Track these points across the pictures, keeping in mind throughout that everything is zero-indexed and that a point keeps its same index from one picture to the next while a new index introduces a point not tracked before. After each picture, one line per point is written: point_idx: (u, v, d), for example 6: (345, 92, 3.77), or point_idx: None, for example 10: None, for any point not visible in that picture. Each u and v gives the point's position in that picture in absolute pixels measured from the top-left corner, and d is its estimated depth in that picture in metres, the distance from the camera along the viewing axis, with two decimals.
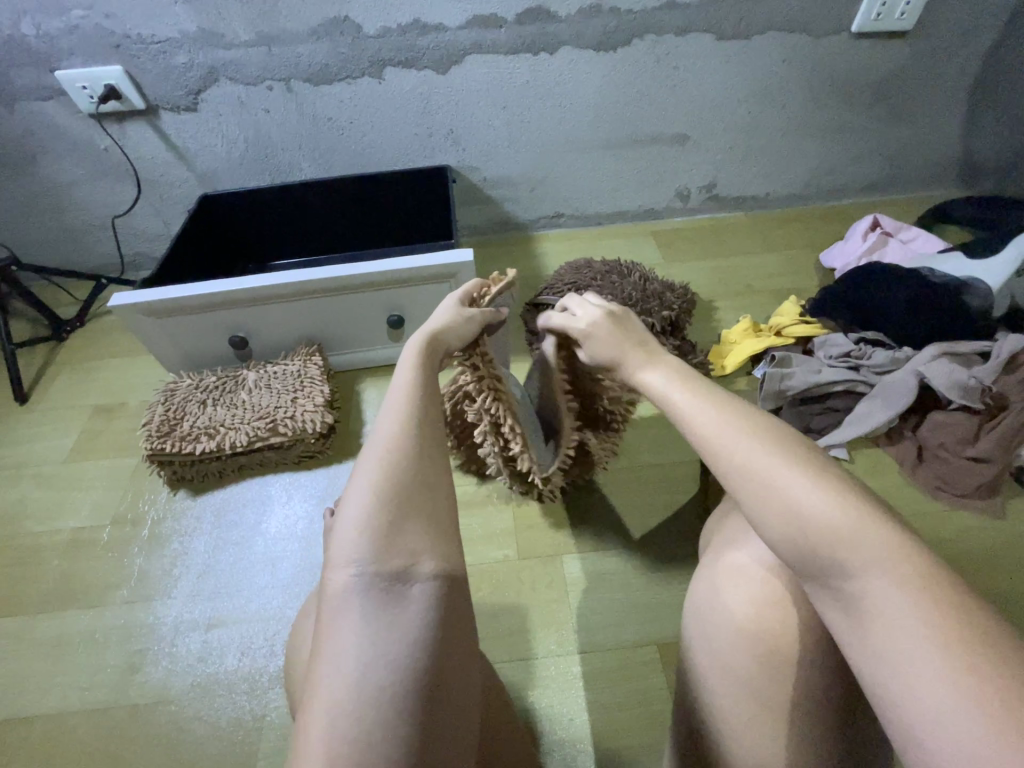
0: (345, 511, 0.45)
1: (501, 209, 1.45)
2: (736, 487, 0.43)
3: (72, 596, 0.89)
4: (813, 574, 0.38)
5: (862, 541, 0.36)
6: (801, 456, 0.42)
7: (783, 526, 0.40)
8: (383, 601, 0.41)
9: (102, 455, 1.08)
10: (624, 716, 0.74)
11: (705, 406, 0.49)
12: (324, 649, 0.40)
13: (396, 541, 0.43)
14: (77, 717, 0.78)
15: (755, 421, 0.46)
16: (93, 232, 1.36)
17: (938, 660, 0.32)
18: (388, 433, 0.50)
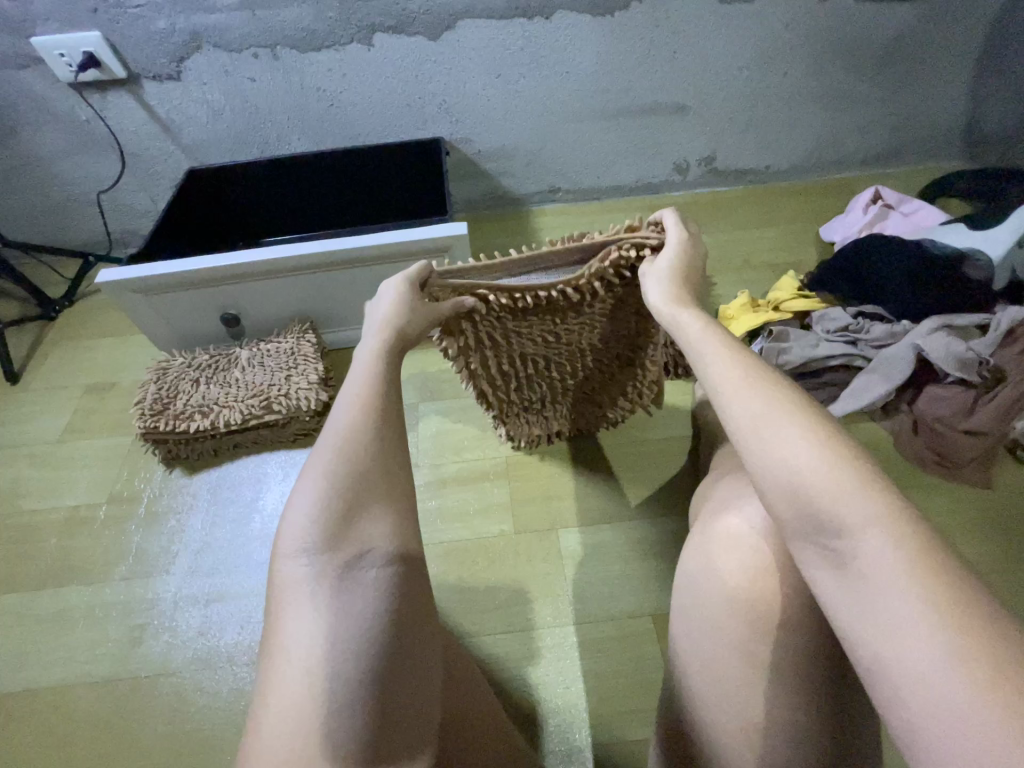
0: (296, 500, 0.44)
1: (496, 183, 1.42)
2: (741, 441, 0.44)
3: (71, 573, 0.89)
4: (812, 534, 0.39)
5: (856, 501, 0.37)
6: (805, 413, 0.43)
7: (781, 486, 0.40)
8: (335, 588, 0.41)
9: (96, 434, 1.08)
10: (620, 683, 0.76)
11: (723, 352, 0.50)
12: (277, 634, 0.40)
13: (349, 531, 0.42)
14: (79, 690, 0.79)
15: (764, 376, 0.47)
16: (79, 208, 1.33)
17: (930, 625, 0.32)
18: (344, 420, 0.48)
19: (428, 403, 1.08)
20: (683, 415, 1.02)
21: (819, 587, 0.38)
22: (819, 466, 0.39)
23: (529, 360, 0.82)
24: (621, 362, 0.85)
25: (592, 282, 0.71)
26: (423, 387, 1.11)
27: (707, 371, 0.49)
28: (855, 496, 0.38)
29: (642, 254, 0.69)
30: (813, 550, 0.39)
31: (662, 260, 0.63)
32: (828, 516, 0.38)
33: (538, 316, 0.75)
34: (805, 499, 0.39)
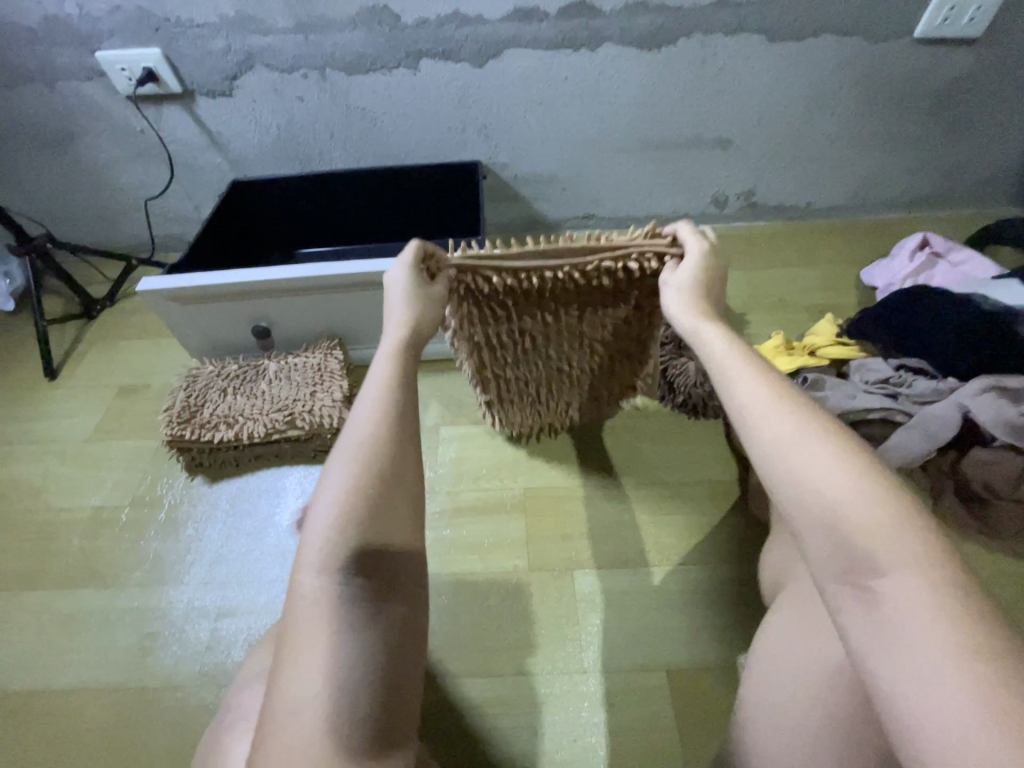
0: (314, 518, 0.44)
1: (531, 207, 1.43)
2: (766, 463, 0.44)
3: (89, 574, 0.91)
4: (844, 570, 0.39)
5: (894, 541, 0.37)
6: (839, 439, 0.43)
7: (813, 512, 0.40)
8: (348, 610, 0.42)
9: (125, 436, 1.10)
10: (630, 740, 0.73)
11: (752, 367, 0.49)
12: (289, 650, 0.41)
13: (366, 556, 0.43)
14: (87, 695, 0.79)
15: (796, 397, 0.46)
16: (126, 213, 1.37)
17: (960, 670, 0.33)
18: (360, 433, 0.47)
19: (449, 427, 1.07)
20: (710, 458, 0.99)
21: (843, 622, 0.38)
22: (856, 497, 0.39)
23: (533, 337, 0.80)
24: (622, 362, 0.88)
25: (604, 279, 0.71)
26: (444, 409, 1.10)
27: (735, 392, 0.48)
28: (891, 535, 0.38)
29: (657, 264, 0.69)
30: (838, 582, 0.39)
31: (681, 271, 0.62)
32: (863, 553, 0.38)
33: (545, 301, 0.75)
34: (838, 530, 0.39)
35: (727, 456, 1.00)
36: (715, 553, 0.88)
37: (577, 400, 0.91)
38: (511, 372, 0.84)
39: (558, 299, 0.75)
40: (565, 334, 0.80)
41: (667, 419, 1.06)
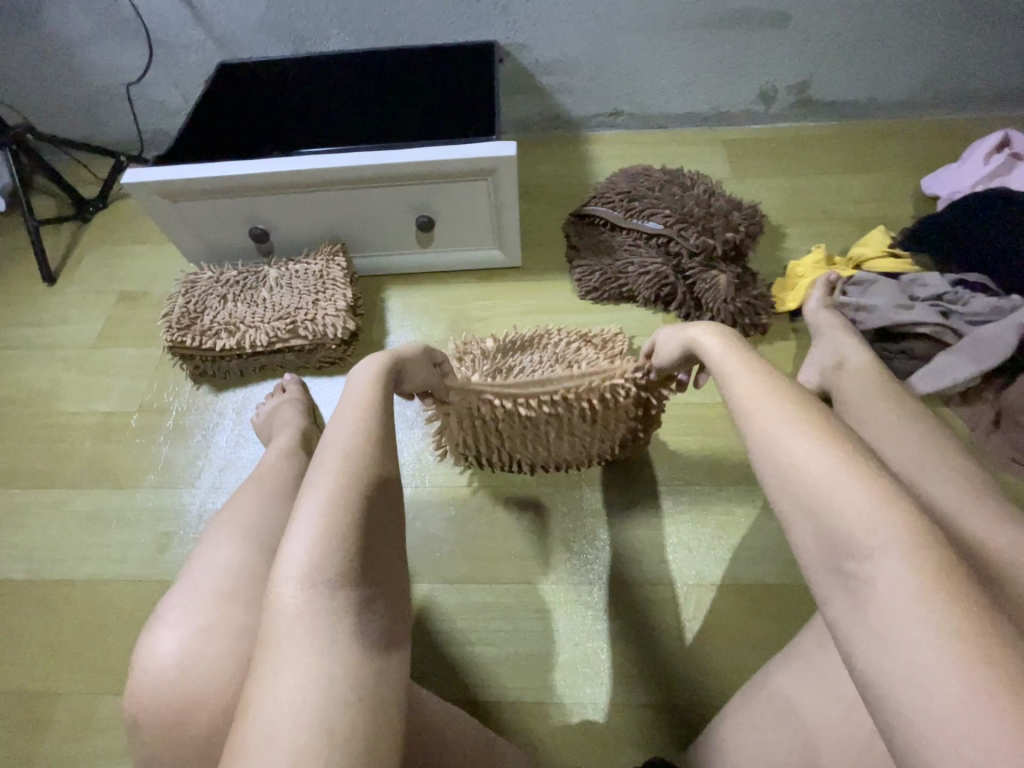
0: (294, 532, 0.44)
1: (552, 101, 1.27)
2: (759, 462, 0.43)
3: (104, 476, 0.92)
4: (830, 559, 0.37)
5: (879, 523, 0.36)
6: (828, 435, 0.41)
7: (801, 511, 0.39)
8: (330, 607, 0.41)
9: (129, 343, 1.08)
10: (632, 646, 0.74)
11: (736, 374, 0.50)
12: (267, 660, 0.40)
13: (353, 562, 0.44)
14: (111, 585, 0.82)
15: (786, 393, 0.45)
16: (108, 102, 1.26)
17: (946, 654, 0.31)
18: (346, 449, 0.49)
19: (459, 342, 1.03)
20: None
21: (830, 611, 0.36)
22: (838, 482, 0.38)
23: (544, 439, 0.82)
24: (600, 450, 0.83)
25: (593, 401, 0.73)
26: (455, 324, 1.06)
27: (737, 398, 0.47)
28: (874, 514, 0.36)
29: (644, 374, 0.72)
30: (824, 573, 0.37)
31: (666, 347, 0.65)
32: (851, 531, 0.36)
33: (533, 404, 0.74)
34: (824, 516, 0.37)
35: None
36: (731, 476, 0.86)
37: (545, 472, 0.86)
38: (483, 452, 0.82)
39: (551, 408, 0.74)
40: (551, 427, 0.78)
41: None
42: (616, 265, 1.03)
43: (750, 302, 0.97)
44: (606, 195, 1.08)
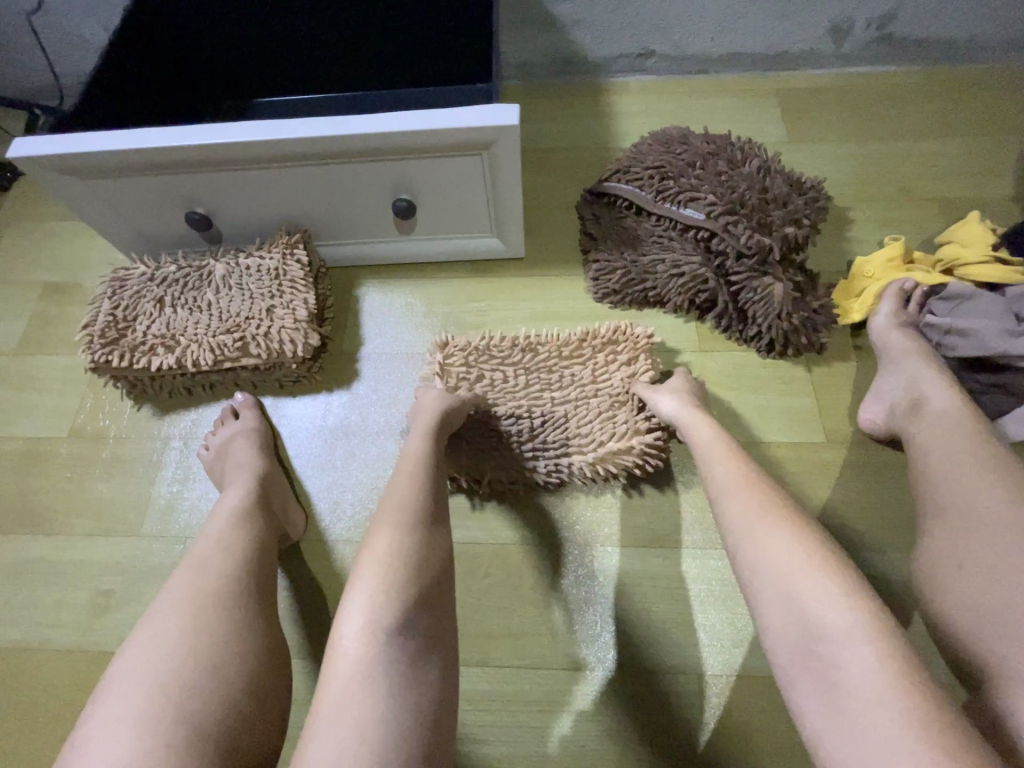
0: (355, 583, 0.46)
1: (565, 38, 1.02)
2: (733, 537, 0.47)
3: (31, 518, 0.78)
4: (800, 641, 0.40)
5: (842, 609, 0.39)
6: (795, 522, 0.46)
7: (773, 587, 0.42)
8: (388, 656, 0.43)
9: (57, 350, 0.90)
10: (650, 748, 0.63)
11: (715, 455, 0.56)
12: (324, 697, 0.42)
13: (410, 619, 0.45)
14: (41, 656, 0.70)
15: (759, 479, 0.51)
16: (11, 37, 1.01)
17: (904, 742, 0.34)
18: (402, 502, 0.52)
19: None
20: (780, 414, 0.78)
21: (794, 693, 0.39)
22: (801, 566, 0.42)
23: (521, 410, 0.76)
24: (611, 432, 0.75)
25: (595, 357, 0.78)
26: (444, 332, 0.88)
27: (715, 479, 0.53)
28: (838, 602, 0.39)
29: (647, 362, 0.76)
30: (789, 654, 0.40)
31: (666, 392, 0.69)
32: (816, 615, 0.40)
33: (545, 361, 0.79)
34: (791, 598, 0.41)
35: (804, 411, 0.77)
36: None
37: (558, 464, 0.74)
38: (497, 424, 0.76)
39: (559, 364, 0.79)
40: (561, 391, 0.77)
41: (729, 357, 0.81)
42: (641, 264, 0.83)
43: (808, 317, 0.78)
44: (631, 169, 0.86)
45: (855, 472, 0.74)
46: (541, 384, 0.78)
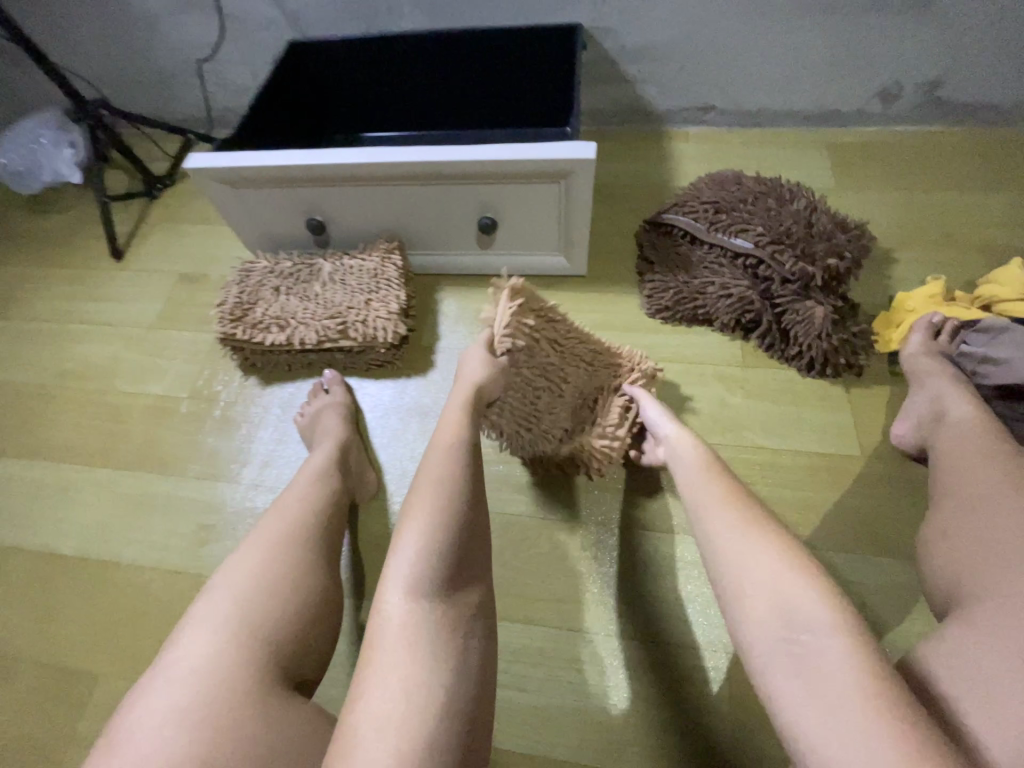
0: (400, 551, 0.48)
1: (634, 92, 1.16)
2: (707, 543, 0.49)
3: (154, 460, 0.93)
4: (778, 634, 0.41)
5: (815, 605, 0.41)
6: (767, 525, 0.48)
7: (746, 585, 0.44)
8: (433, 624, 0.46)
9: (185, 326, 1.08)
10: (678, 718, 0.67)
11: (699, 467, 0.57)
12: (373, 662, 0.43)
13: (453, 590, 0.48)
14: (151, 574, 0.83)
15: (742, 490, 0.53)
16: (181, 79, 1.25)
17: (879, 732, 0.35)
18: (445, 478, 0.54)
19: None
20: (818, 426, 0.84)
21: (771, 684, 0.40)
22: (777, 565, 0.44)
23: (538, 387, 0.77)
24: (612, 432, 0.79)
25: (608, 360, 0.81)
26: None
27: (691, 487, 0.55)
28: (813, 598, 0.41)
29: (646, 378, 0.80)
30: (773, 651, 0.40)
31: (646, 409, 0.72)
32: (800, 608, 0.41)
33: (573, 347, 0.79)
34: (779, 599, 0.42)
35: (842, 425, 0.83)
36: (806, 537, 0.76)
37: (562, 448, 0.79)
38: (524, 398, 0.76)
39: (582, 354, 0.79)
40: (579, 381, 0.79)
41: (771, 373, 0.88)
42: (693, 285, 0.93)
43: (847, 339, 0.85)
44: (689, 202, 0.97)
45: (888, 485, 0.78)
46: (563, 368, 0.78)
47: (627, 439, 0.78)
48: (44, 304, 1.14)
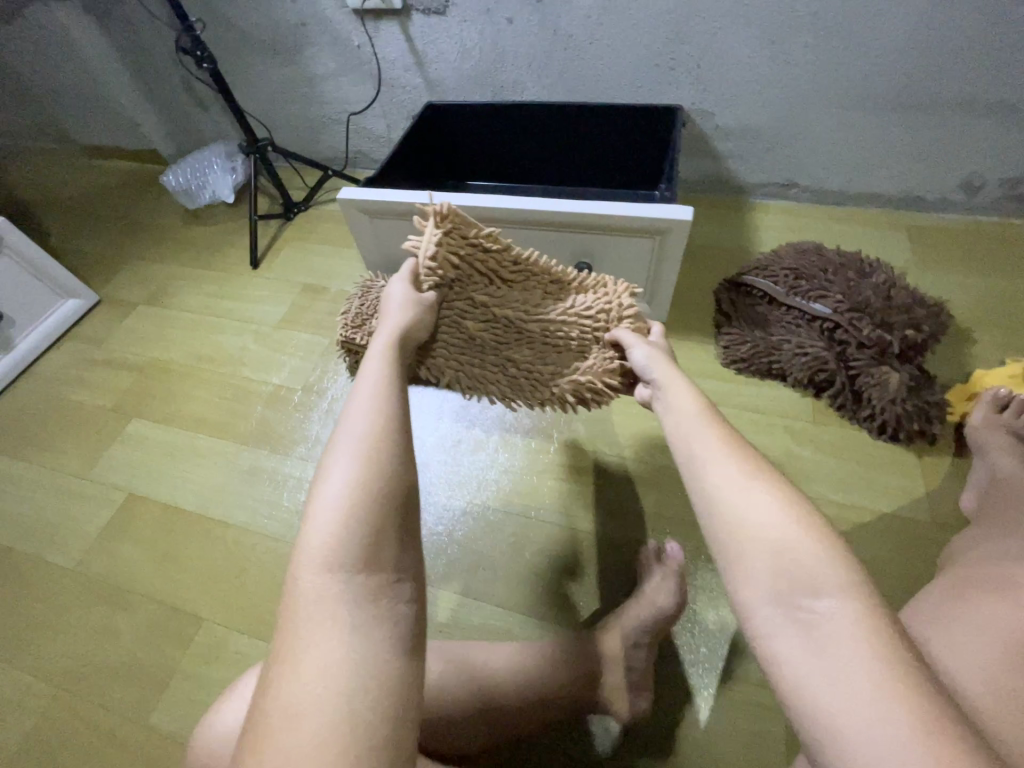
0: (313, 520, 0.47)
1: (723, 165, 1.28)
2: (709, 499, 0.45)
3: (266, 439, 1.06)
4: (782, 595, 0.38)
5: (830, 568, 0.38)
6: (774, 480, 0.44)
7: (755, 545, 0.41)
8: (350, 593, 0.43)
9: (305, 328, 1.24)
10: (730, 739, 0.73)
11: (697, 418, 0.53)
12: (289, 641, 0.41)
13: (376, 551, 0.46)
14: (256, 538, 0.94)
15: (739, 442, 0.49)
16: (329, 125, 1.49)
17: (895, 698, 0.33)
18: (365, 433, 0.52)
19: None
20: (888, 488, 0.86)
21: (777, 652, 0.37)
22: (782, 522, 0.41)
23: (499, 322, 0.82)
24: (570, 358, 0.81)
25: (561, 287, 0.84)
26: None
27: (683, 444, 0.51)
28: (822, 556, 0.39)
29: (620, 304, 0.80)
30: (774, 611, 0.38)
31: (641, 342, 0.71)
32: (808, 571, 0.38)
33: (513, 281, 0.83)
34: (783, 560, 0.39)
35: (912, 490, 0.86)
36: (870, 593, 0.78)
37: (521, 377, 0.82)
38: (469, 333, 0.81)
39: (527, 284, 0.84)
40: (527, 312, 0.82)
41: (841, 432, 0.93)
42: (769, 341, 1.00)
43: (922, 407, 0.88)
44: (770, 268, 1.06)
45: None
46: (524, 306, 0.83)
47: (606, 370, 0.77)
48: (192, 298, 1.34)
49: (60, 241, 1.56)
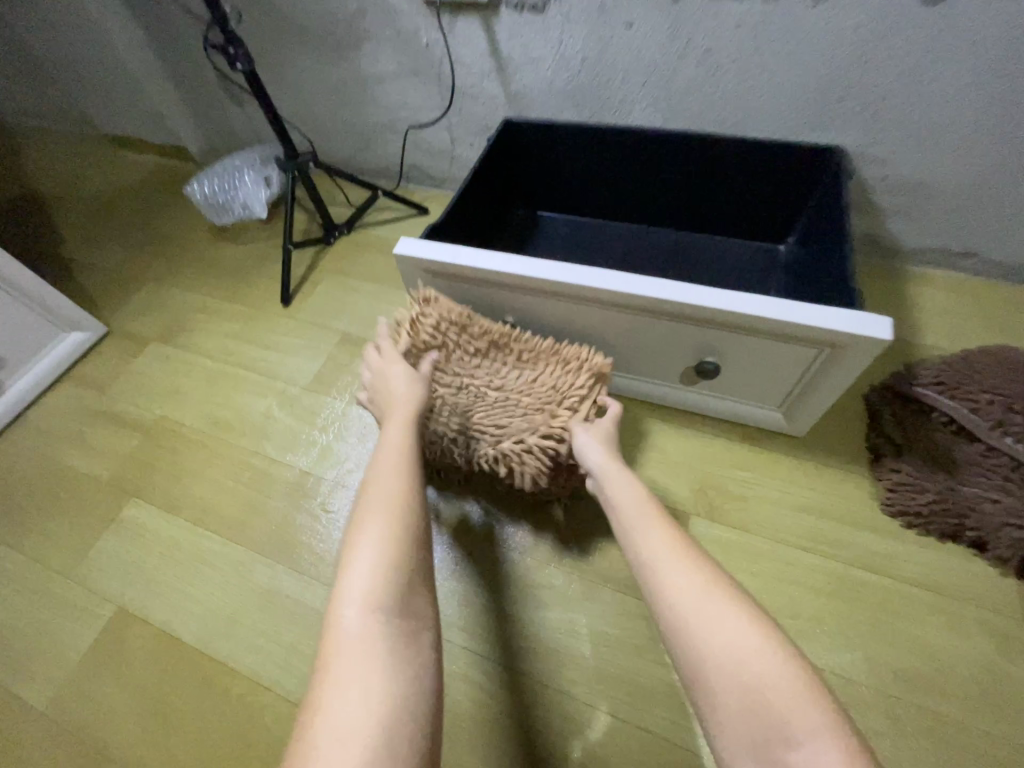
0: (353, 561, 0.46)
1: (881, 224, 1.00)
2: (676, 621, 0.44)
3: (287, 550, 0.85)
4: (763, 749, 0.36)
5: (804, 711, 0.36)
6: (733, 593, 0.44)
7: (725, 682, 0.39)
8: (387, 634, 0.42)
9: (340, 395, 1.02)
10: None
11: (646, 524, 0.53)
12: (323, 685, 0.39)
13: (409, 599, 0.45)
14: (267, 696, 0.74)
15: (691, 551, 0.49)
16: (383, 135, 1.24)
17: None
18: (396, 487, 0.53)
19: (701, 522, 0.81)
20: None
21: None
22: (746, 645, 0.40)
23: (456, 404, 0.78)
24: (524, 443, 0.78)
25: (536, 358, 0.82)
26: (699, 493, 0.83)
27: (640, 555, 0.51)
28: (794, 689, 0.37)
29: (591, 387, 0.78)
30: (751, 761, 0.36)
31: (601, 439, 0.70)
32: (777, 715, 0.36)
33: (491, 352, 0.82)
34: (751, 698, 0.38)
35: None
36: None
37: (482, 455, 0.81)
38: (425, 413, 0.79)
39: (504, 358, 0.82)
40: None
41: None
42: (961, 493, 0.74)
43: None
44: (963, 387, 0.80)
45: None
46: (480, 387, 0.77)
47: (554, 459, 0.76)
48: (211, 340, 1.13)
49: (69, 250, 1.36)
